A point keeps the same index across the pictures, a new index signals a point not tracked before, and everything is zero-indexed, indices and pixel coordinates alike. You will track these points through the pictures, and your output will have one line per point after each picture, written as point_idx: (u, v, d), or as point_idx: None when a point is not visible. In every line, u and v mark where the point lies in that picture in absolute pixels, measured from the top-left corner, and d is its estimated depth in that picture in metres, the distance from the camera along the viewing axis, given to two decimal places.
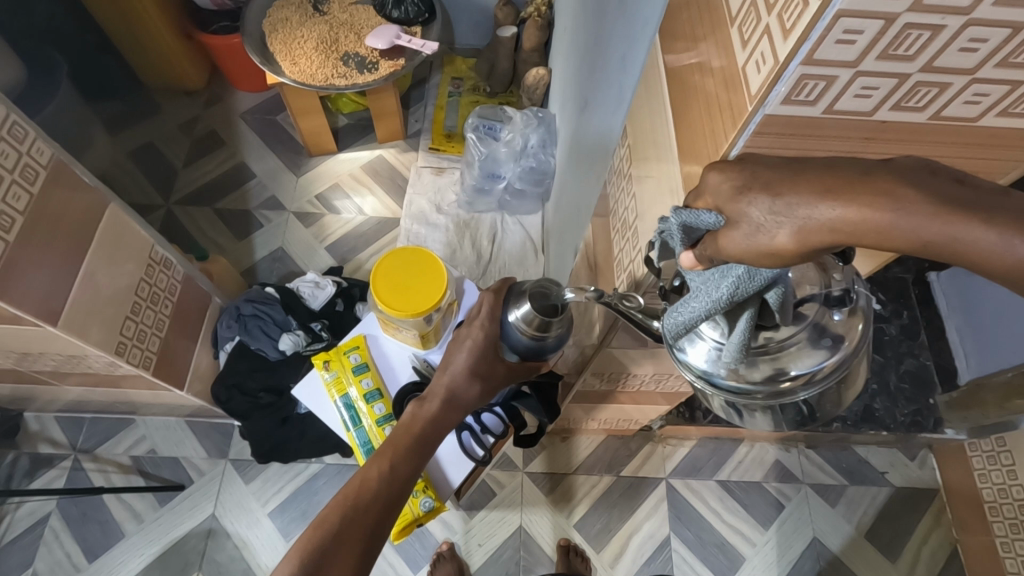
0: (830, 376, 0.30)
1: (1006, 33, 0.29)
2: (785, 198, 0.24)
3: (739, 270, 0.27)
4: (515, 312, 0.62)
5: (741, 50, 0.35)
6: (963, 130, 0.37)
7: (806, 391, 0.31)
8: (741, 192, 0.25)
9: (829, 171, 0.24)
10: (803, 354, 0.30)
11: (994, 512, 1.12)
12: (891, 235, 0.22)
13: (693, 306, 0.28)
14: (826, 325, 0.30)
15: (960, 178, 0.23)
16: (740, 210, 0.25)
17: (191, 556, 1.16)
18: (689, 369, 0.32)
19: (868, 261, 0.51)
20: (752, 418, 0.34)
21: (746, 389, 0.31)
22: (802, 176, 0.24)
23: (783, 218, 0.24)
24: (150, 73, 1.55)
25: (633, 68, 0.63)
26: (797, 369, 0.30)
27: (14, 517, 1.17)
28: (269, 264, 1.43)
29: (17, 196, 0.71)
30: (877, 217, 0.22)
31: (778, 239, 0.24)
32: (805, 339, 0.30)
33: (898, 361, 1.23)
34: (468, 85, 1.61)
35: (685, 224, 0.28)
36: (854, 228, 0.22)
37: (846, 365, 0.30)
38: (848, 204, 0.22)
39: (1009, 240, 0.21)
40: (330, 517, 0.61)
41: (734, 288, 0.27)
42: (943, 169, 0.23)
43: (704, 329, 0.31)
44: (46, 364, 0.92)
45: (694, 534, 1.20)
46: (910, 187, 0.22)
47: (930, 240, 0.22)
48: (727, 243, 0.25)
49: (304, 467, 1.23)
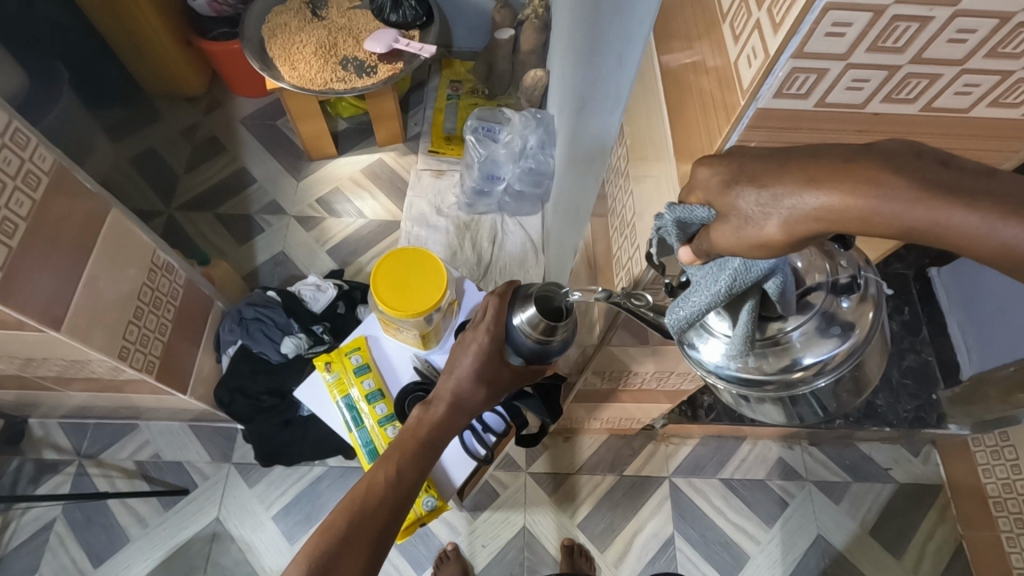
0: (844, 363, 0.30)
1: (994, 23, 0.29)
2: (771, 189, 0.24)
3: (735, 262, 0.27)
4: (519, 315, 0.62)
5: (733, 45, 0.36)
6: (956, 121, 0.37)
7: (818, 380, 0.30)
8: (729, 185, 0.26)
9: (813, 159, 0.24)
10: (814, 343, 0.29)
11: (998, 507, 1.13)
12: (874, 222, 0.22)
13: (694, 301, 0.29)
14: (836, 313, 0.29)
15: (945, 160, 0.23)
16: (730, 202, 0.25)
17: (196, 560, 1.16)
18: (701, 365, 0.32)
19: (874, 247, 0.51)
20: (771, 412, 0.34)
21: (758, 380, 0.31)
22: (788, 165, 0.24)
23: (770, 208, 0.24)
24: (150, 79, 1.56)
25: (629, 65, 0.63)
26: (809, 358, 0.29)
27: (19, 523, 1.17)
28: (271, 268, 1.43)
29: (20, 202, 0.71)
30: (859, 204, 0.22)
31: (767, 230, 0.24)
32: (815, 328, 0.29)
33: (900, 356, 1.25)
34: (467, 87, 1.61)
35: (679, 220, 0.28)
36: (839, 216, 0.22)
37: (859, 352, 0.29)
38: (832, 191, 0.22)
39: (991, 223, 0.21)
40: (337, 521, 0.61)
41: (732, 279, 0.27)
42: (927, 151, 0.23)
43: (712, 324, 0.31)
44: (49, 369, 0.92)
45: (698, 533, 1.20)
46: (893, 172, 0.22)
47: (913, 226, 0.22)
48: (719, 237, 0.26)
49: (308, 469, 1.24)
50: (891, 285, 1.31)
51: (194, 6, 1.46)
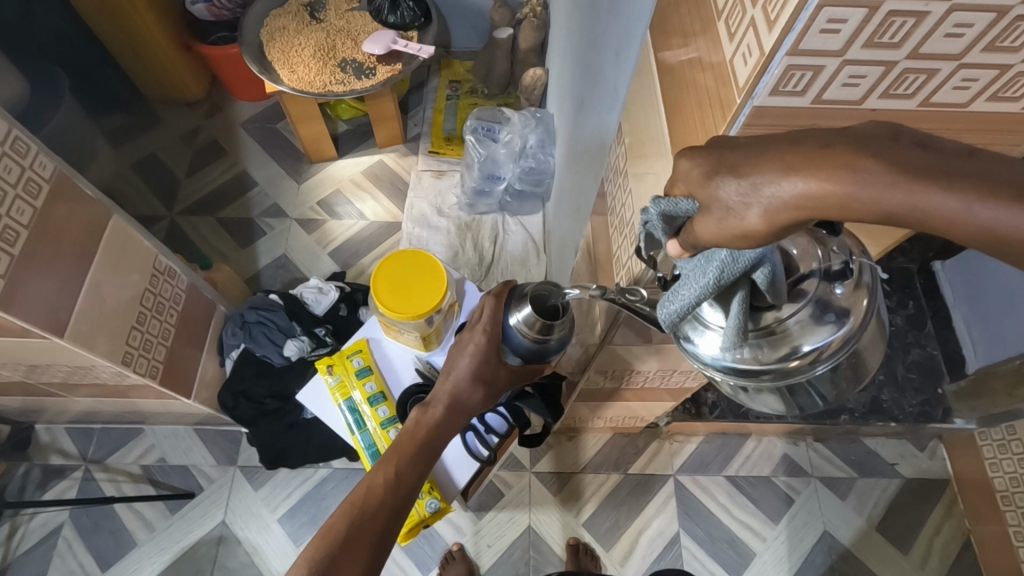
0: (842, 350, 0.29)
1: (991, 17, 0.29)
2: (751, 178, 0.24)
3: (722, 254, 0.27)
4: (515, 315, 0.62)
5: (729, 43, 0.36)
6: (955, 115, 0.37)
7: (818, 368, 0.30)
8: (710, 176, 0.25)
9: (791, 145, 0.23)
10: (810, 331, 0.29)
11: (1007, 502, 1.11)
12: (853, 208, 0.22)
13: (684, 294, 0.28)
14: (829, 299, 0.29)
15: (921, 142, 0.22)
16: (712, 193, 0.25)
17: (203, 563, 1.17)
18: (699, 359, 0.32)
19: (877, 242, 0.51)
20: (771, 402, 0.34)
21: (756, 371, 0.30)
22: (767, 153, 0.24)
23: (750, 198, 0.24)
24: (150, 85, 1.56)
25: (627, 63, 0.63)
26: (806, 346, 0.29)
27: (28, 528, 1.18)
28: (273, 271, 1.44)
29: (21, 210, 0.72)
30: (838, 190, 0.22)
31: (748, 220, 0.24)
32: (810, 315, 0.29)
33: (905, 351, 1.25)
34: (466, 87, 1.61)
35: (664, 214, 0.28)
36: (817, 203, 0.22)
37: (856, 338, 0.29)
38: (810, 177, 0.22)
39: (970, 205, 0.21)
40: (337, 524, 0.61)
41: (720, 271, 0.27)
42: (904, 134, 0.22)
43: (706, 315, 0.30)
44: (54, 376, 0.93)
45: (703, 530, 1.20)
46: (871, 157, 0.22)
47: (891, 210, 0.22)
48: (702, 229, 0.26)
49: (312, 472, 1.24)
50: (896, 280, 1.31)
51: (193, 11, 1.46)
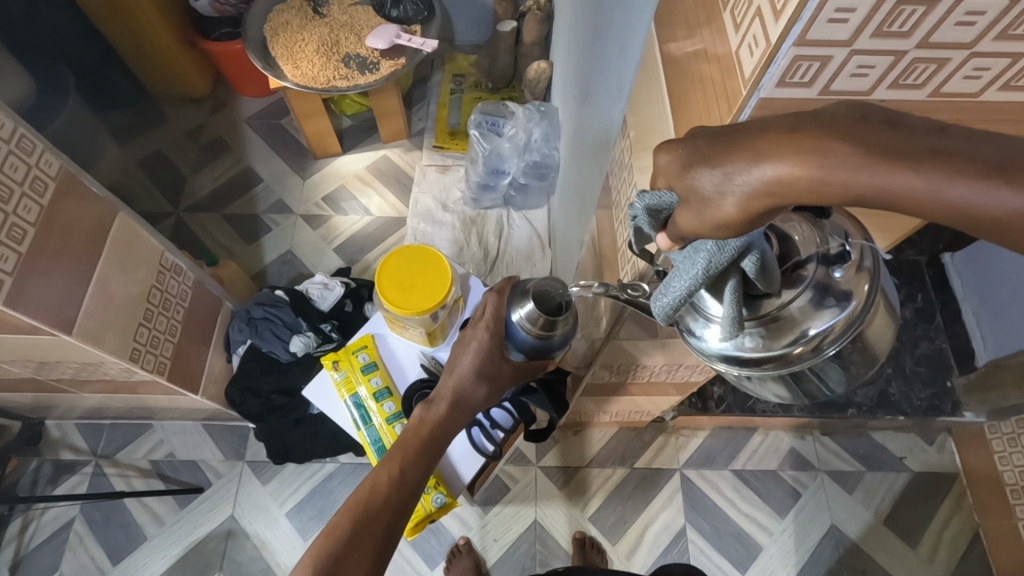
0: (846, 335, 0.29)
1: (1003, 4, 0.28)
2: (724, 167, 0.23)
3: (708, 244, 0.26)
4: (519, 311, 0.62)
5: (735, 34, 0.35)
6: (964, 104, 0.36)
7: (824, 352, 0.29)
8: (688, 168, 0.25)
9: (760, 130, 0.23)
10: (812, 316, 0.28)
11: (1016, 495, 1.10)
12: (823, 192, 0.21)
13: (676, 286, 0.28)
14: (829, 284, 0.29)
15: (892, 120, 0.21)
16: (689, 183, 0.25)
17: (212, 558, 1.18)
18: (704, 348, 0.32)
19: (886, 234, 0.50)
20: (778, 390, 0.33)
21: (761, 358, 0.30)
22: (741, 140, 0.23)
23: (725, 187, 0.23)
24: (158, 83, 1.58)
25: (632, 54, 0.62)
26: (810, 331, 0.29)
27: (39, 522, 1.19)
28: (280, 267, 1.44)
29: (29, 208, 0.72)
30: (807, 174, 0.21)
31: (725, 209, 0.23)
32: (810, 300, 0.29)
33: (913, 345, 1.24)
34: (470, 82, 1.58)
35: (649, 208, 0.28)
36: (788, 189, 0.22)
37: (859, 321, 0.29)
38: (781, 163, 0.21)
39: (938, 184, 0.20)
40: (342, 522, 0.61)
41: (707, 262, 0.26)
42: (873, 113, 0.22)
43: (705, 306, 0.30)
44: (62, 372, 0.94)
45: (710, 524, 1.20)
46: (839, 139, 0.21)
47: (861, 193, 0.21)
48: (684, 221, 0.26)
49: (319, 467, 1.25)
50: (904, 273, 1.30)
51: (196, 7, 1.46)
